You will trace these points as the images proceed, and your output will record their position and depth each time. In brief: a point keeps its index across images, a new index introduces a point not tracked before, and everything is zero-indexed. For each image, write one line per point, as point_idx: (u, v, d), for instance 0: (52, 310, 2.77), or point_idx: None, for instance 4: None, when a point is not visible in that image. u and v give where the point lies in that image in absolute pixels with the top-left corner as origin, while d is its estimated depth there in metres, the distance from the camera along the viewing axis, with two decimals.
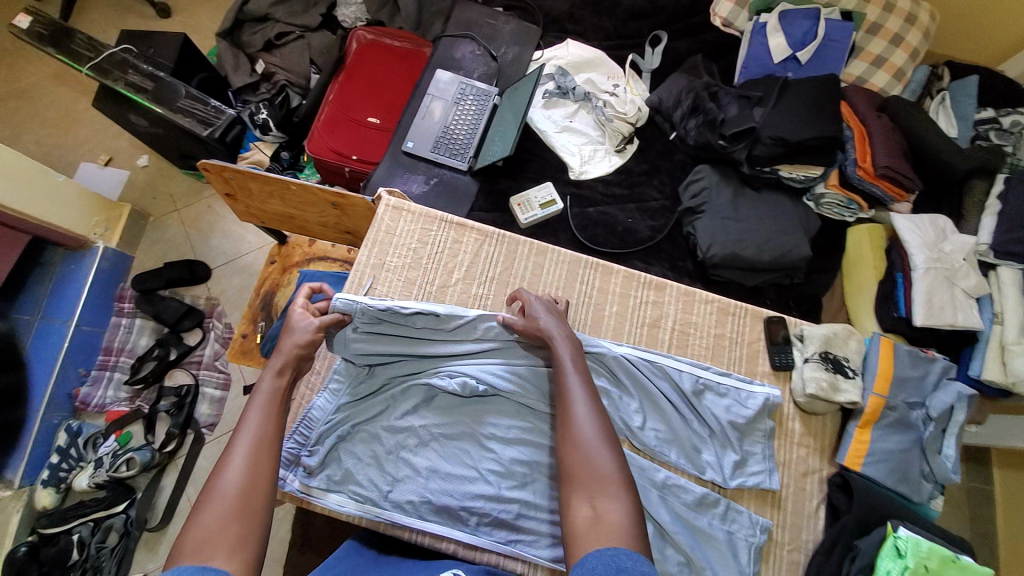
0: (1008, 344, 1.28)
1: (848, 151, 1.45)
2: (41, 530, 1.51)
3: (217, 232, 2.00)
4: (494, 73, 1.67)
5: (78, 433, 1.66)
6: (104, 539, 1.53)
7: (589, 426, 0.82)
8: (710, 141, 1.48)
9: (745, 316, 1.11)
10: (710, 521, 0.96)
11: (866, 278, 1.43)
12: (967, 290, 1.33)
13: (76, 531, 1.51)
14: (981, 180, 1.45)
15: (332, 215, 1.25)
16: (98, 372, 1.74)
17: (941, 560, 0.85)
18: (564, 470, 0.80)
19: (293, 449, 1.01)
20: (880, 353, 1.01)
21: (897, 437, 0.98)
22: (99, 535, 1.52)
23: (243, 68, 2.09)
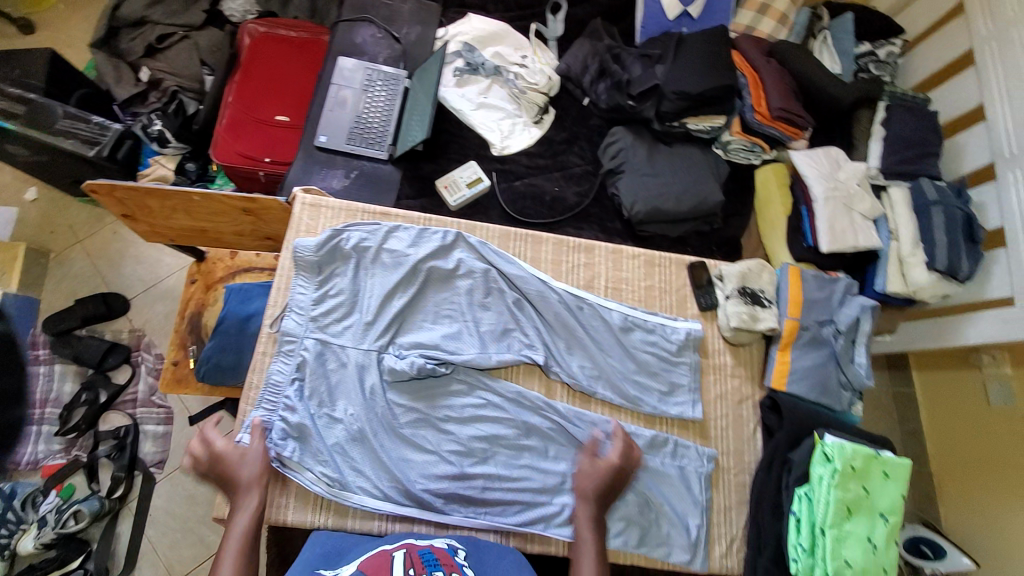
0: (905, 255, 1.42)
1: (745, 98, 1.54)
2: None
3: (130, 259, 1.85)
4: (399, 55, 1.62)
5: (13, 494, 1.54)
6: None
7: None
8: (620, 103, 1.53)
9: (670, 266, 1.17)
10: (662, 460, 1.04)
11: (776, 215, 1.55)
12: (864, 214, 1.46)
13: None
14: (866, 110, 1.58)
15: (245, 223, 1.18)
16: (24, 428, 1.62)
17: (864, 457, 0.93)
18: None
19: (264, 416, 0.98)
20: (789, 281, 1.10)
21: (814, 354, 1.06)
22: None
23: (126, 79, 1.91)
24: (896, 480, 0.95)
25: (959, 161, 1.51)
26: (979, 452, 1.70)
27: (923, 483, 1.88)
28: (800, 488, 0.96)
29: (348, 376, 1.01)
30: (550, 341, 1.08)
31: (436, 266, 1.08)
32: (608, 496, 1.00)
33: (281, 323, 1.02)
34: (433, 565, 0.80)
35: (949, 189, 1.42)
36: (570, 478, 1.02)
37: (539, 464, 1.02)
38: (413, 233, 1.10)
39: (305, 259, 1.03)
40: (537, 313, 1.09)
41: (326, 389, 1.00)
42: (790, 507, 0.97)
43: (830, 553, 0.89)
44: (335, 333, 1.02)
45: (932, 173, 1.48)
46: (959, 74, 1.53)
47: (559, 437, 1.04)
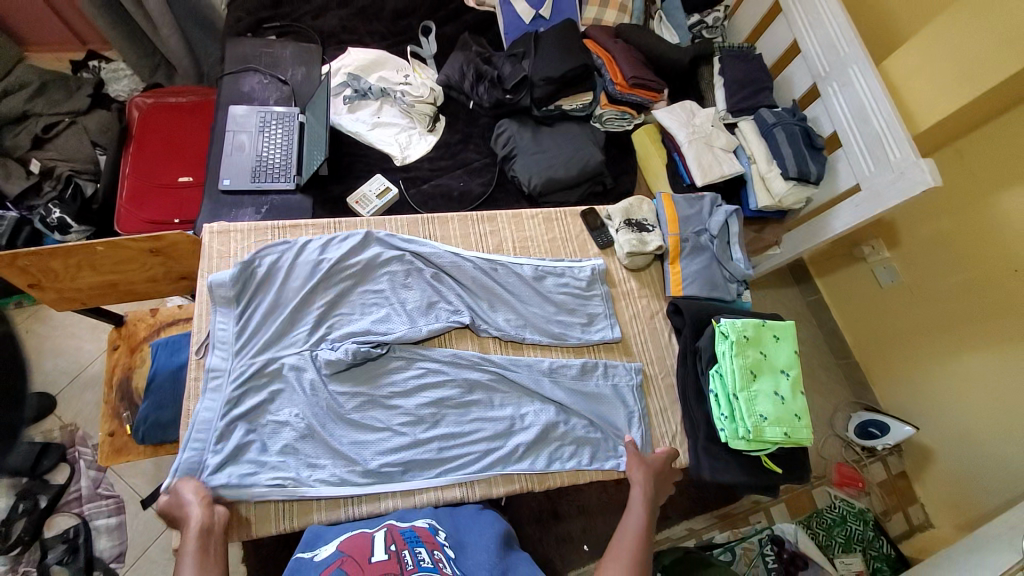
0: (764, 173, 1.65)
1: (605, 74, 1.77)
2: None
3: (49, 352, 1.83)
4: (289, 95, 1.73)
5: None
6: None
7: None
8: (500, 97, 1.70)
9: (566, 218, 1.31)
10: (596, 383, 1.14)
11: (658, 165, 1.77)
12: (723, 147, 1.70)
13: None
14: (705, 65, 1.86)
15: (158, 265, 1.22)
16: None
17: (754, 326, 1.09)
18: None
19: (195, 456, 0.96)
20: (665, 205, 1.27)
21: (699, 259, 1.23)
22: None
23: (16, 173, 1.85)
24: (787, 340, 1.11)
25: (790, 89, 1.76)
26: (887, 331, 1.94)
27: (851, 374, 2.08)
28: (712, 367, 1.11)
29: (288, 387, 1.04)
30: (474, 303, 1.17)
31: (352, 265, 1.14)
32: (557, 425, 1.08)
33: (206, 362, 1.03)
34: (415, 541, 0.87)
35: (784, 111, 1.67)
36: (518, 419, 1.08)
37: (487, 414, 1.09)
38: (323, 242, 1.16)
39: (222, 294, 1.05)
40: (456, 283, 1.18)
41: (269, 397, 1.02)
42: (709, 388, 1.11)
43: (746, 412, 1.03)
44: (265, 354, 1.04)
45: (768, 103, 1.74)
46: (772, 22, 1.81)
47: (500, 385, 1.11)
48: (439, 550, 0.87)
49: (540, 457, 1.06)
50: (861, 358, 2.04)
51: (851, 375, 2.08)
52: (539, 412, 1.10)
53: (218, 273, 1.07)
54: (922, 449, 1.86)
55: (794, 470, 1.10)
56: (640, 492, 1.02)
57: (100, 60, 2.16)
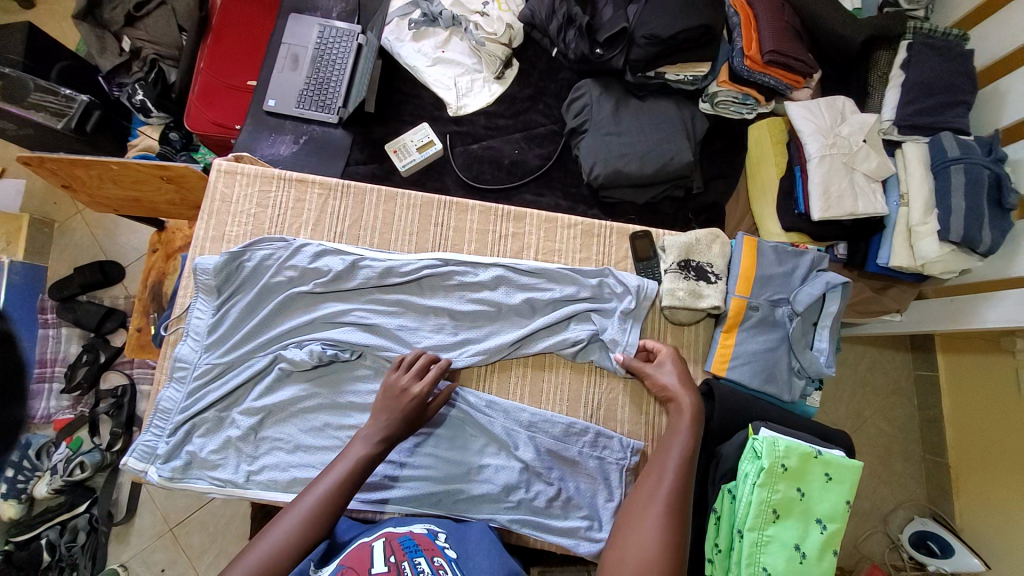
0: (915, 225, 1.22)
1: (735, 41, 1.32)
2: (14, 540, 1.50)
3: (124, 228, 1.84)
4: (353, 9, 1.51)
5: (27, 445, 1.60)
6: (73, 539, 1.51)
7: (652, 532, 0.75)
8: (587, 52, 1.32)
9: (611, 235, 1.06)
10: (580, 449, 0.97)
11: (769, 175, 1.37)
12: (868, 174, 1.25)
13: (43, 536, 1.49)
14: (885, 51, 1.34)
15: (172, 192, 1.20)
16: (37, 385, 1.66)
17: (801, 457, 0.83)
18: (621, 530, 0.78)
19: (151, 441, 0.98)
20: (742, 253, 0.97)
21: (764, 337, 0.94)
22: (67, 536, 1.50)
23: (111, 49, 1.78)
24: (840, 484, 0.84)
25: (1000, 109, 1.25)
26: (1002, 449, 1.47)
27: (935, 475, 1.66)
28: (725, 484, 0.86)
29: (246, 391, 0.99)
30: (466, 319, 1.02)
31: (344, 280, 1.01)
32: (516, 488, 0.95)
33: (176, 349, 1.00)
34: (416, 551, 0.77)
35: (976, 145, 1.20)
36: (481, 470, 0.96)
37: (446, 454, 0.97)
38: (320, 247, 1.03)
39: (205, 281, 1.00)
40: (453, 294, 1.02)
41: (228, 396, 0.98)
42: (714, 504, 0.87)
43: (745, 557, 0.80)
44: (230, 355, 0.99)
45: (959, 125, 1.25)
46: (1004, 6, 1.24)
47: (469, 425, 0.99)
48: (440, 558, 0.77)
49: (484, 514, 0.94)
50: (955, 468, 1.60)
51: (934, 475, 1.67)
52: (501, 468, 0.96)
53: (206, 257, 1.01)
54: None
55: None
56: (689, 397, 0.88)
57: None
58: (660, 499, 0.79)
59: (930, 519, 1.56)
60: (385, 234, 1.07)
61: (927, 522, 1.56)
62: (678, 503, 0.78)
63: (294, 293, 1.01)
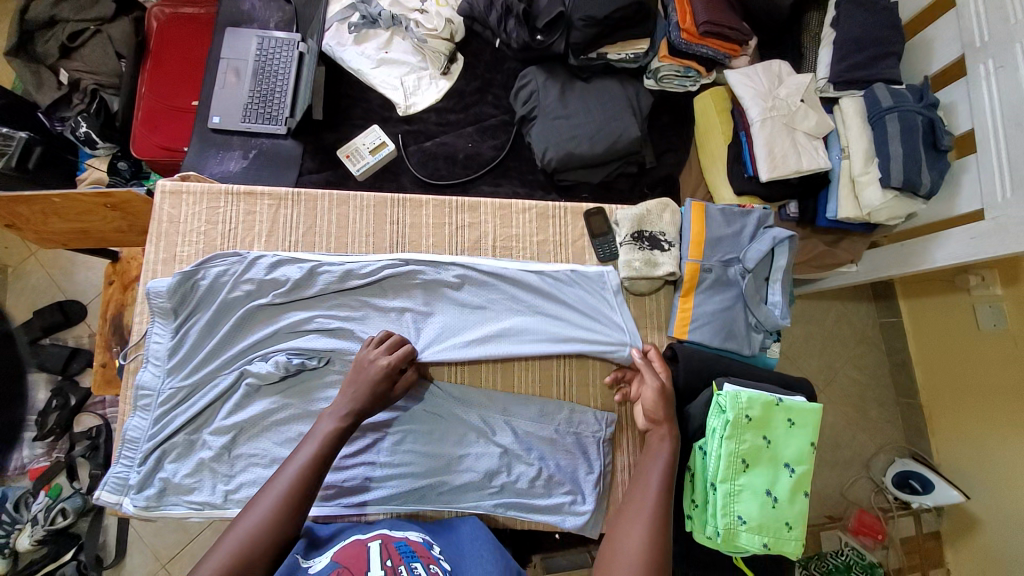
0: (857, 175, 1.27)
1: (670, 15, 1.35)
2: None
3: (81, 265, 1.79)
4: (291, 17, 1.50)
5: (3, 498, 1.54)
6: None
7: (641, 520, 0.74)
8: (529, 40, 1.33)
9: (565, 216, 1.07)
10: (556, 427, 0.99)
11: (717, 144, 1.41)
12: (809, 133, 1.30)
13: None
14: (816, 12, 1.40)
15: (120, 219, 1.18)
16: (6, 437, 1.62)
17: (764, 407, 0.86)
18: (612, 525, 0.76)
19: (122, 472, 0.96)
20: (692, 219, 0.99)
21: (720, 297, 0.97)
22: None
23: (48, 83, 1.74)
24: (804, 427, 0.87)
25: (928, 57, 1.30)
26: (968, 381, 1.54)
27: (909, 417, 1.73)
28: (696, 442, 0.89)
29: (215, 410, 0.98)
30: (431, 313, 1.03)
31: (304, 289, 1.01)
32: (497, 473, 0.96)
33: (138, 377, 0.98)
34: (411, 556, 0.77)
35: (908, 93, 1.25)
36: (461, 460, 0.97)
37: (424, 449, 0.97)
38: (276, 258, 1.02)
39: (161, 304, 0.98)
40: (415, 290, 1.03)
41: (196, 417, 0.97)
42: (688, 462, 0.90)
43: (720, 508, 0.82)
44: (194, 376, 0.98)
45: (890, 76, 1.30)
46: None
47: (445, 416, 0.99)
48: (435, 566, 0.76)
49: (467, 502, 0.96)
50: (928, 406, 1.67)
51: (908, 415, 1.73)
52: (480, 455, 0.97)
53: (159, 280, 0.99)
54: (967, 515, 1.54)
55: (768, 566, 0.93)
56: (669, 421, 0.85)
57: None
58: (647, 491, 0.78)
59: (909, 458, 1.62)
60: (342, 238, 1.07)
61: (906, 462, 1.62)
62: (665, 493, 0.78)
63: (256, 307, 1.00)
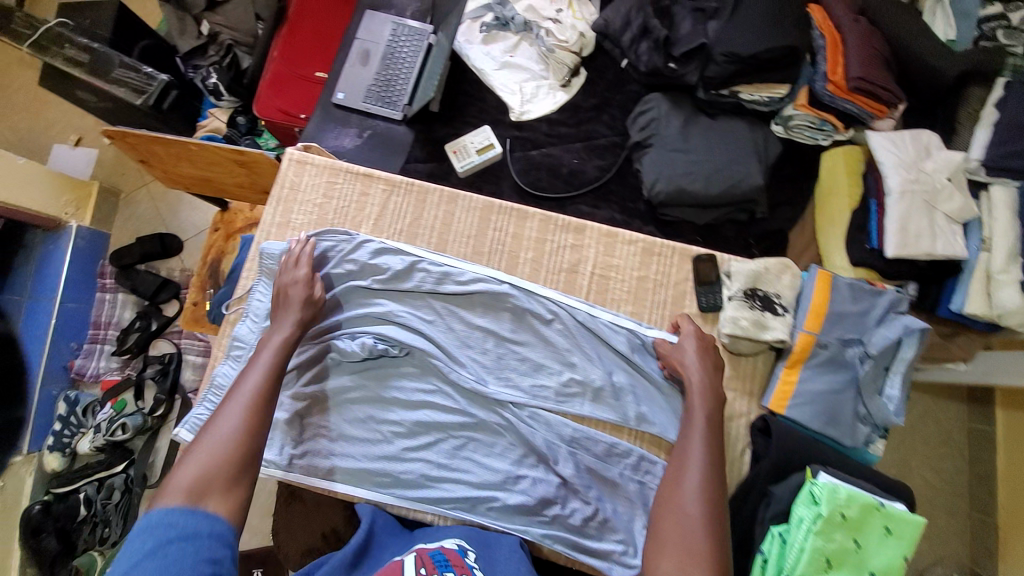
0: (995, 271, 1.15)
1: (819, 64, 1.29)
2: (54, 490, 1.59)
3: (185, 204, 1.94)
4: (427, 9, 1.54)
5: (76, 402, 1.70)
6: (109, 496, 1.58)
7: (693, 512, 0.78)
8: (660, 65, 1.32)
9: (672, 256, 1.03)
10: (621, 471, 0.95)
11: (840, 208, 1.31)
12: (951, 215, 1.18)
13: (82, 490, 1.57)
14: (978, 87, 1.25)
15: (243, 174, 1.24)
16: (90, 345, 1.77)
17: (862, 508, 0.78)
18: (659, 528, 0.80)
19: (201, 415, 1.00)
20: (815, 288, 0.92)
21: (829, 378, 0.90)
22: (104, 492, 1.58)
23: (190, 30, 1.88)
24: (899, 539, 0.79)
25: None
26: None
27: (980, 535, 1.54)
28: (776, 526, 0.83)
29: (296, 377, 1.01)
30: (515, 327, 1.02)
31: (401, 278, 1.03)
32: (552, 502, 0.93)
33: (235, 329, 1.03)
34: (445, 565, 0.77)
35: None
36: (517, 478, 0.95)
37: (483, 460, 0.96)
38: (380, 244, 1.04)
39: (270, 264, 1.03)
40: (503, 300, 1.02)
41: (278, 379, 1.00)
42: (761, 545, 0.84)
43: None
44: None
45: None
46: None
47: (510, 433, 0.97)
48: None
49: (516, 525, 0.93)
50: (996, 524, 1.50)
51: (978, 533, 1.54)
52: (537, 481, 0.94)
53: (273, 242, 1.04)
54: None
55: None
56: (704, 408, 0.87)
57: None
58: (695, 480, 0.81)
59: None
60: (444, 236, 1.08)
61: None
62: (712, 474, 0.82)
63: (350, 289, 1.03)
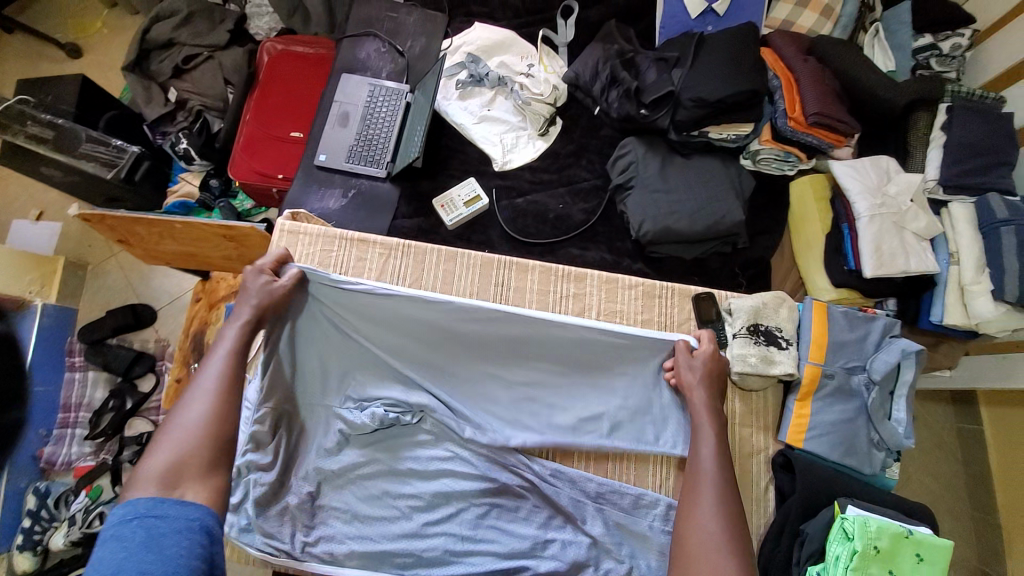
0: (967, 283, 1.21)
1: (777, 102, 1.37)
2: None
3: (158, 273, 1.88)
4: (403, 69, 1.58)
5: (48, 493, 1.55)
6: None
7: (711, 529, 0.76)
8: (632, 112, 1.37)
9: (672, 296, 1.05)
10: (650, 523, 0.93)
11: (815, 233, 1.38)
12: (918, 233, 1.26)
13: None
14: (924, 112, 1.35)
15: (230, 248, 1.21)
16: (60, 430, 1.63)
17: (893, 537, 0.79)
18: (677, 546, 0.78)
19: None
20: (813, 318, 0.97)
21: (841, 407, 0.93)
22: None
23: (156, 99, 1.84)
24: (931, 565, 0.80)
25: None
26: None
27: (984, 535, 1.55)
28: (813, 566, 0.83)
29: (306, 452, 0.97)
30: (525, 385, 1.01)
31: (404, 343, 1.01)
32: (585, 565, 0.90)
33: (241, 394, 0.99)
34: None
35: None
36: (543, 546, 0.92)
37: (508, 528, 0.93)
38: None
39: None
40: (510, 358, 1.02)
41: (290, 454, 0.96)
42: None
43: None
44: (294, 405, 0.98)
45: (1004, 187, 1.27)
46: None
47: (532, 495, 0.95)
48: None
49: None
50: (994, 523, 1.53)
51: (982, 534, 1.56)
52: (567, 544, 0.92)
53: None
54: None
55: None
56: (705, 401, 0.90)
57: None
58: (709, 511, 0.78)
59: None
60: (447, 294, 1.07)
61: None
62: (728, 492, 0.81)
63: (350, 357, 1.00)
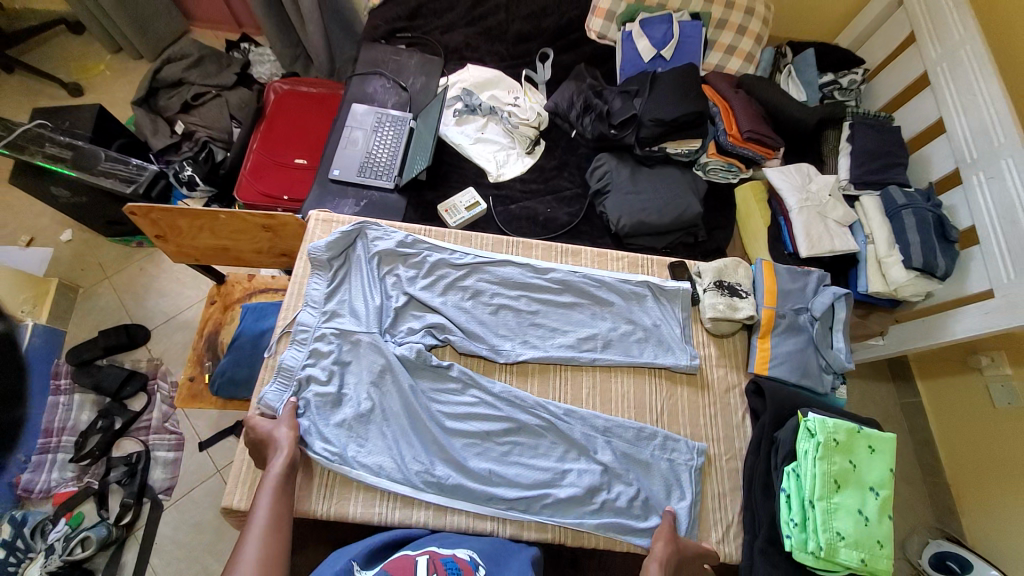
0: (882, 257, 1.51)
1: (718, 124, 1.69)
2: None
3: (154, 292, 1.91)
4: (406, 101, 1.82)
5: (24, 522, 1.49)
6: None
7: None
8: (604, 131, 1.67)
9: (652, 266, 1.28)
10: (651, 452, 1.08)
11: (758, 226, 1.66)
12: (838, 221, 1.57)
13: None
14: (833, 129, 1.74)
15: (265, 240, 1.35)
16: (39, 456, 1.59)
17: (848, 432, 0.99)
18: None
19: (276, 395, 1.05)
20: (764, 273, 1.20)
21: (795, 339, 1.16)
22: None
23: (163, 130, 2.00)
24: (883, 454, 1.00)
25: (926, 169, 1.62)
26: (987, 453, 1.64)
27: (936, 492, 1.76)
28: (788, 466, 1.02)
29: (357, 378, 1.08)
30: (540, 333, 1.18)
31: (431, 299, 1.16)
32: (599, 489, 1.03)
33: (297, 316, 1.12)
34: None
35: (917, 194, 1.53)
36: (563, 474, 1.04)
37: (531, 461, 1.05)
38: (411, 274, 1.19)
39: (319, 258, 1.16)
40: (524, 313, 1.19)
41: (343, 375, 1.09)
42: (780, 486, 1.02)
43: (821, 524, 0.93)
44: (345, 330, 1.11)
45: (901, 180, 1.61)
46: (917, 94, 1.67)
47: (551, 433, 1.08)
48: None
49: (571, 519, 1.02)
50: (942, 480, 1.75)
51: (936, 492, 1.77)
52: (584, 472, 1.05)
53: (318, 240, 1.17)
54: None
55: None
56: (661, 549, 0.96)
57: (251, 44, 2.26)
58: None
59: (944, 539, 1.59)
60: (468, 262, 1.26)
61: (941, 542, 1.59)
62: None
63: (386, 309, 1.14)
